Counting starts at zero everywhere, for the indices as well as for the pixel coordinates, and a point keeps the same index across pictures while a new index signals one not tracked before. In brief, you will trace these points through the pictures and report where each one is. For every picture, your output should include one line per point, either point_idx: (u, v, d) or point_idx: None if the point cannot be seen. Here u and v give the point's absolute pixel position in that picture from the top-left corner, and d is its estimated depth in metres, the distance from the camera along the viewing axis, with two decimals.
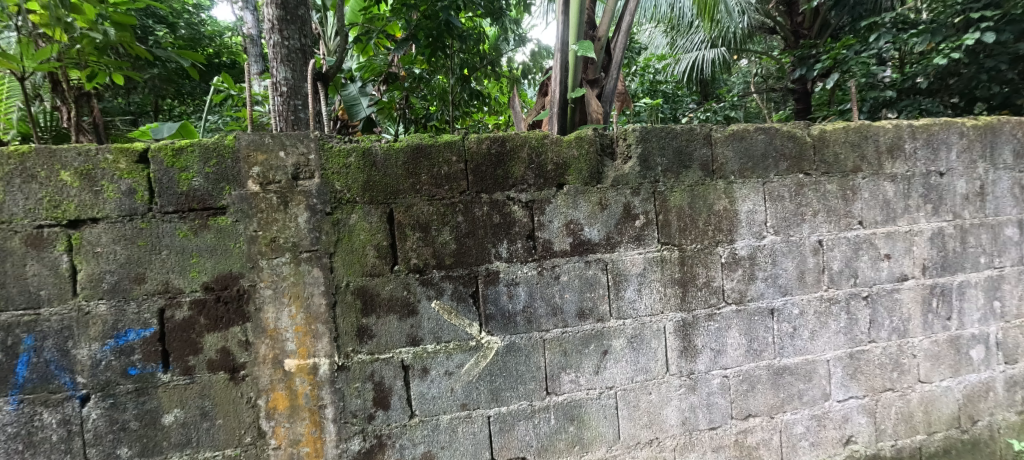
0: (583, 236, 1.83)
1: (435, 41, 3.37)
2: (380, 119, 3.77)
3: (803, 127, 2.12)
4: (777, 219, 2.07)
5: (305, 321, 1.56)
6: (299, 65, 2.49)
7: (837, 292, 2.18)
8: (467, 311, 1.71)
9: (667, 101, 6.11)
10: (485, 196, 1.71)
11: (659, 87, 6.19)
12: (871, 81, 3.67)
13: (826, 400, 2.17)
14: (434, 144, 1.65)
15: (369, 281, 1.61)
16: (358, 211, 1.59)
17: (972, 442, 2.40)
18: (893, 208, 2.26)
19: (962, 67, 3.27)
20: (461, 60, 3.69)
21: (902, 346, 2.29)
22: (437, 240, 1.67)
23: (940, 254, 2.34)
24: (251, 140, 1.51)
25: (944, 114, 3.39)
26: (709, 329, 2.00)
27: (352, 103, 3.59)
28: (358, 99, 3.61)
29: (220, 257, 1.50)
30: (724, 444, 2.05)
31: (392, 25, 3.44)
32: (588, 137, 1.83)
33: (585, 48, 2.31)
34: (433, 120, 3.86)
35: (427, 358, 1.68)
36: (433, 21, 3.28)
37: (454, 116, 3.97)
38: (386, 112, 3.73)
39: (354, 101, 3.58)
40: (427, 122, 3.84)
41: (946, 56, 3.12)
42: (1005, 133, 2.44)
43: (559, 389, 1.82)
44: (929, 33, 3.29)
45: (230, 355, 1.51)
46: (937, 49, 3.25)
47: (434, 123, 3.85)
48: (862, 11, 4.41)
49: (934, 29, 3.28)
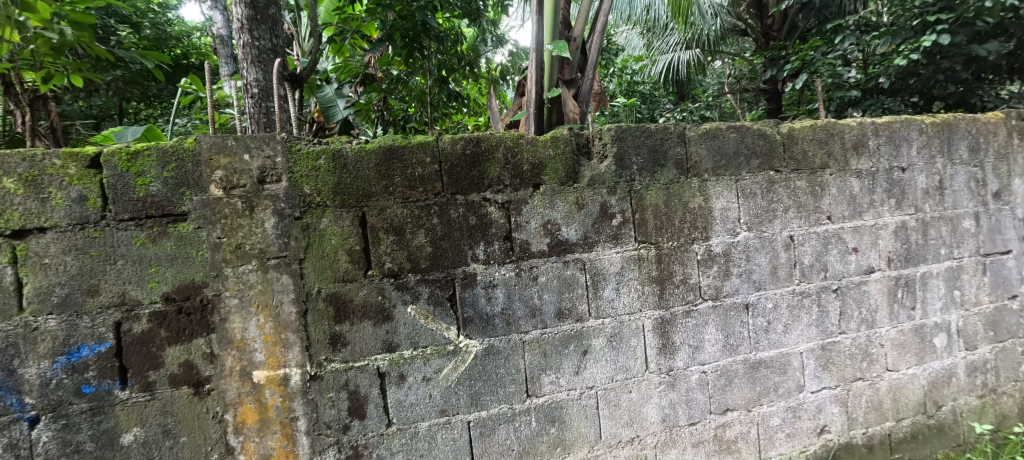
0: (560, 237, 1.82)
1: (411, 42, 3.32)
2: (357, 121, 3.81)
3: (773, 125, 2.16)
4: (750, 215, 2.10)
5: (274, 331, 1.49)
6: (270, 66, 2.41)
7: (809, 286, 2.22)
8: (444, 315, 1.67)
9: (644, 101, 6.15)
10: (460, 198, 1.68)
11: (637, 87, 6.22)
12: (837, 81, 3.81)
13: (801, 392, 2.21)
14: (407, 145, 1.61)
15: (342, 287, 1.55)
16: (329, 215, 1.53)
17: (938, 427, 2.49)
18: (860, 203, 2.31)
19: (921, 68, 3.42)
20: (439, 61, 3.58)
21: (871, 336, 2.35)
22: (412, 243, 1.62)
23: (904, 247, 2.41)
24: (213, 143, 1.44)
25: (905, 113, 3.55)
26: (687, 325, 2.02)
27: (328, 105, 3.59)
28: (334, 101, 3.61)
29: (181, 265, 1.43)
30: (704, 439, 2.06)
31: (366, 24, 3.33)
32: (564, 137, 1.82)
33: (560, 48, 2.33)
34: (411, 121, 3.86)
35: (405, 365, 1.63)
36: (410, 22, 3.21)
37: (432, 118, 3.91)
38: (364, 115, 3.75)
39: (330, 103, 3.58)
40: (405, 124, 3.84)
41: (907, 57, 3.24)
42: (960, 129, 2.53)
43: (540, 391, 1.80)
44: (890, 36, 3.44)
45: (194, 368, 1.44)
46: (898, 51, 3.38)
47: (413, 124, 3.84)
48: (829, 13, 4.60)
49: (894, 32, 3.42)
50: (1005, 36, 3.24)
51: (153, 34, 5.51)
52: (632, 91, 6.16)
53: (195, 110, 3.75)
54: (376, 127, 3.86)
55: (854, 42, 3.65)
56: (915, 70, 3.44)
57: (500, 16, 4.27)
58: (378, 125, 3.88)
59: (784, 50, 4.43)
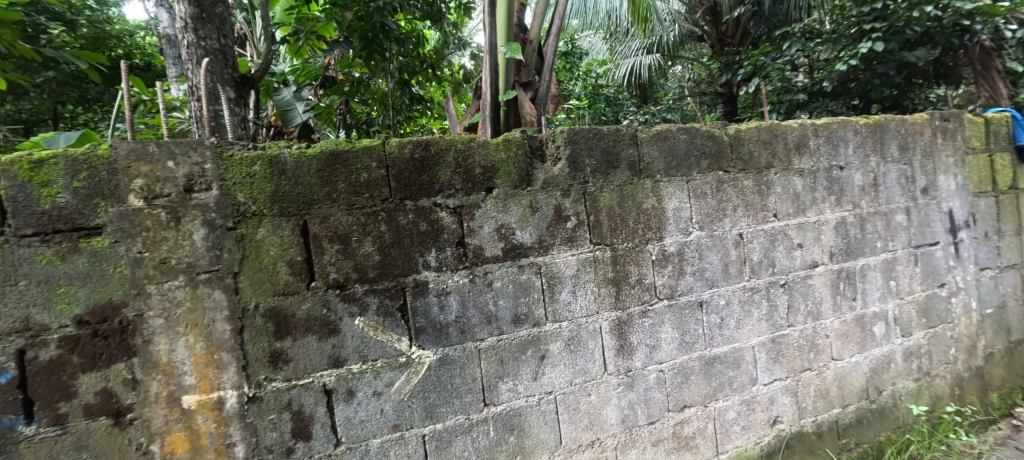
0: (514, 241, 1.79)
1: (370, 44, 3.22)
2: (318, 124, 3.83)
3: (720, 126, 2.21)
4: (701, 215, 2.15)
5: (206, 351, 1.37)
6: (217, 67, 2.30)
7: (758, 281, 2.28)
8: (395, 326, 1.60)
9: (609, 104, 6.10)
10: (409, 203, 1.62)
11: (602, 90, 6.15)
12: (786, 85, 4.05)
13: (754, 385, 2.27)
14: (351, 150, 1.54)
15: (282, 301, 1.46)
16: (266, 225, 1.44)
17: (880, 411, 2.62)
18: (803, 200, 2.40)
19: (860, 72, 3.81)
20: (401, 63, 3.54)
21: (817, 328, 2.44)
22: (359, 252, 1.55)
23: (844, 241, 2.52)
24: (131, 149, 1.31)
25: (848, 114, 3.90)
26: (644, 326, 2.03)
27: (285, 108, 3.40)
28: (292, 104, 3.42)
29: (96, 284, 1.28)
30: (663, 437, 2.08)
31: (322, 24, 3.24)
32: (516, 140, 1.80)
33: (514, 50, 2.37)
34: (375, 125, 3.79)
35: (353, 380, 1.55)
36: (368, 23, 3.11)
37: (396, 121, 3.88)
38: (326, 118, 3.71)
39: (288, 106, 3.39)
40: (369, 127, 3.76)
41: (847, 63, 3.58)
42: (891, 129, 2.68)
43: (498, 399, 1.76)
44: (832, 43, 3.74)
45: (113, 396, 1.29)
46: (839, 56, 3.72)
47: (377, 128, 3.77)
48: (777, 20, 4.95)
49: (835, 39, 3.73)
50: (930, 45, 3.73)
51: (91, 33, 5.09)
52: (597, 95, 6.03)
53: (139, 114, 3.53)
54: (338, 130, 3.88)
55: (799, 48, 3.92)
56: (854, 74, 3.82)
57: (463, 20, 4.23)
58: (340, 129, 3.88)
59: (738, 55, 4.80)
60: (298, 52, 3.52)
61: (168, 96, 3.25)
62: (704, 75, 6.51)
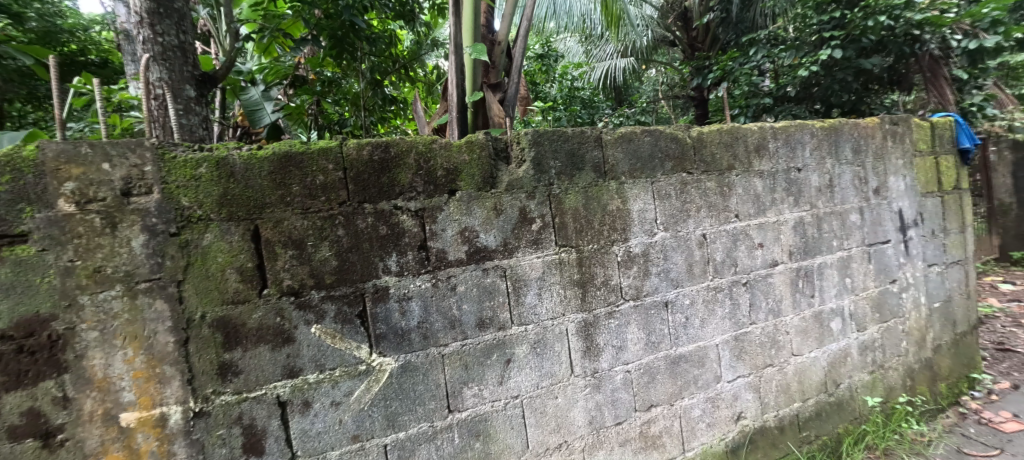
0: (478, 244, 1.77)
1: (340, 42, 3.16)
2: (289, 125, 3.64)
3: (684, 128, 2.24)
4: (665, 216, 2.17)
5: (146, 365, 1.28)
6: (177, 64, 2.20)
7: (721, 281, 2.33)
8: (354, 333, 1.55)
9: (585, 106, 6.28)
10: (368, 206, 1.58)
11: (577, 93, 6.35)
12: (754, 89, 4.82)
13: (718, 382, 2.31)
14: (306, 152, 1.49)
15: (232, 310, 1.39)
16: (214, 230, 1.37)
17: (837, 403, 2.71)
18: (763, 201, 2.47)
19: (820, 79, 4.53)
20: (373, 63, 3.46)
21: (777, 324, 2.50)
22: (314, 257, 1.50)
23: (802, 240, 2.60)
24: (61, 150, 1.22)
25: (810, 117, 4.54)
26: (610, 327, 2.04)
27: (253, 108, 3.27)
28: (260, 104, 3.30)
29: (19, 296, 1.18)
30: (631, 437, 2.09)
31: (289, 21, 3.06)
32: (479, 142, 1.78)
33: (479, 51, 2.37)
34: (347, 127, 3.57)
35: (309, 391, 1.49)
36: (337, 21, 3.05)
37: (368, 122, 3.67)
38: (295, 119, 3.56)
39: (256, 106, 3.27)
40: (340, 128, 3.54)
41: (809, 69, 4.26)
42: (845, 132, 2.78)
43: (462, 405, 1.73)
44: (794, 50, 4.45)
45: (41, 417, 1.19)
46: (801, 62, 4.42)
47: (349, 129, 3.55)
48: (744, 27, 5.55)
49: (797, 47, 4.45)
50: (884, 53, 4.41)
51: None
52: (574, 97, 6.25)
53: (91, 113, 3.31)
54: (310, 132, 3.60)
55: (765, 55, 4.63)
56: (815, 80, 4.54)
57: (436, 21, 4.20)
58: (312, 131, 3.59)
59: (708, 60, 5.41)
60: (265, 50, 3.33)
61: (126, 94, 3.07)
62: (677, 78, 6.63)
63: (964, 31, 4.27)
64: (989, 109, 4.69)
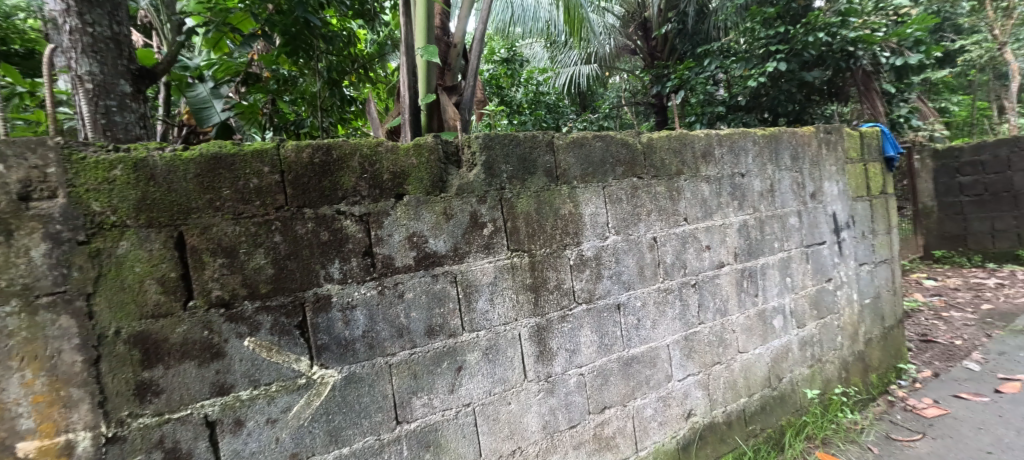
0: (428, 249, 1.72)
1: (294, 39, 2.97)
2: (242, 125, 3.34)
3: (635, 135, 2.28)
4: (617, 220, 2.20)
5: (49, 388, 1.15)
6: (110, 58, 1.98)
7: (671, 282, 2.37)
8: (292, 345, 1.47)
9: (550, 111, 6.32)
10: (308, 211, 1.50)
11: (542, 98, 6.34)
12: (708, 97, 5.14)
13: (669, 381, 2.35)
14: (237, 154, 1.40)
15: (152, 324, 1.27)
16: (130, 238, 1.25)
17: (780, 397, 2.82)
18: (710, 205, 2.54)
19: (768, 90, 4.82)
20: (330, 62, 3.32)
21: (724, 323, 2.58)
22: (248, 265, 1.41)
23: (746, 242, 2.70)
24: None
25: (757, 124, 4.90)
26: (564, 330, 2.03)
27: (200, 106, 2.96)
28: (209, 101, 3.00)
29: None
30: (585, 439, 2.08)
31: (237, 15, 2.87)
32: (428, 145, 1.74)
33: (429, 53, 2.30)
34: (304, 127, 3.45)
35: (242, 408, 1.39)
36: (290, 18, 2.86)
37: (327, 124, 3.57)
38: (249, 118, 3.27)
39: (204, 103, 2.96)
40: (297, 129, 3.40)
41: (758, 79, 4.58)
42: (784, 140, 2.92)
43: (411, 416, 1.67)
44: (744, 61, 4.81)
45: None
46: (750, 73, 4.75)
47: (307, 130, 3.45)
48: (699, 39, 5.95)
49: (747, 59, 4.79)
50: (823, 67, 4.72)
51: None
52: (538, 102, 6.21)
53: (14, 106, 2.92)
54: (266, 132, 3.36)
55: (718, 66, 5.00)
56: (763, 91, 4.84)
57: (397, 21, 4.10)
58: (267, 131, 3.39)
59: (666, 69, 5.71)
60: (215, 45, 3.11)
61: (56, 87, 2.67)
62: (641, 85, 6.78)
63: (892, 48, 4.69)
64: (914, 122, 5.06)
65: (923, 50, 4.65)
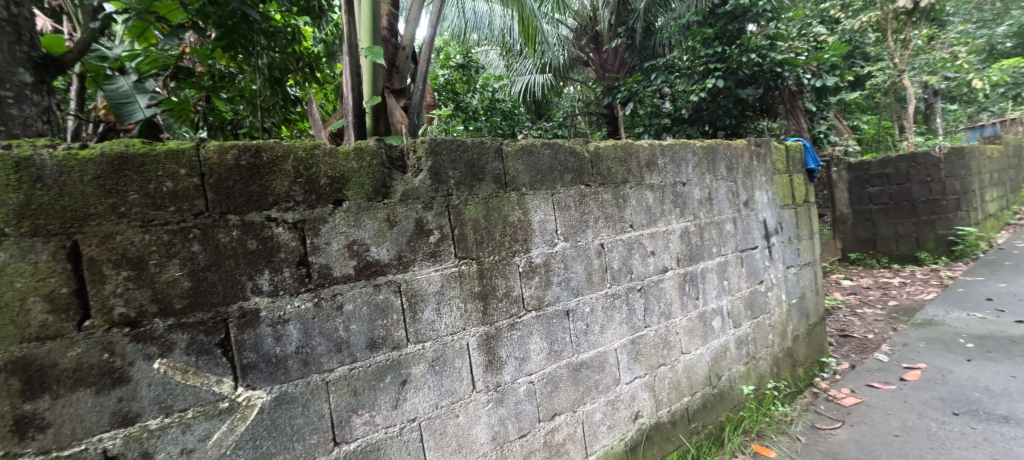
0: (369, 258, 1.61)
1: (231, 33, 2.69)
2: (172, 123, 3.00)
3: (582, 143, 2.27)
4: (566, 227, 2.17)
5: None
6: (5, 43, 1.62)
7: (618, 288, 2.37)
8: (212, 366, 1.33)
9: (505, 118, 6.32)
10: (233, 218, 1.37)
11: (499, 106, 6.30)
12: (654, 110, 5.30)
13: (617, 386, 2.35)
14: (148, 154, 1.25)
15: (37, 348, 1.10)
16: (10, 248, 1.08)
17: (720, 395, 2.90)
18: (654, 212, 2.57)
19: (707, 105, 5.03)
20: (272, 59, 3.13)
21: (668, 326, 2.61)
22: (160, 278, 1.25)
23: (687, 247, 2.75)
24: None
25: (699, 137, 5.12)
26: (513, 338, 1.98)
27: (121, 100, 2.58)
28: (131, 96, 2.62)
29: None
30: (535, 448, 2.03)
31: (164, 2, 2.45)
32: (369, 149, 1.64)
33: (373, 53, 2.19)
34: (243, 127, 3.21)
35: (151, 439, 1.24)
36: (224, 9, 2.57)
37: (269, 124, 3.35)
38: (180, 115, 2.89)
39: (125, 98, 2.58)
40: (235, 129, 3.16)
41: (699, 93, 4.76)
42: (721, 152, 3.02)
43: (350, 436, 1.56)
44: (687, 77, 4.99)
45: None
46: (691, 88, 4.93)
47: (245, 130, 3.19)
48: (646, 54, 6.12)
49: (689, 75, 4.97)
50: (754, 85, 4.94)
51: None
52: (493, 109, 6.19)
53: None
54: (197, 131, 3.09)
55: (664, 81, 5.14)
56: (704, 104, 5.04)
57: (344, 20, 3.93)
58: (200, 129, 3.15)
59: (617, 81, 5.92)
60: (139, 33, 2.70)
61: None
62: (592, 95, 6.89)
63: (812, 71, 5.02)
64: (832, 137, 5.47)
65: (839, 73, 5.00)
